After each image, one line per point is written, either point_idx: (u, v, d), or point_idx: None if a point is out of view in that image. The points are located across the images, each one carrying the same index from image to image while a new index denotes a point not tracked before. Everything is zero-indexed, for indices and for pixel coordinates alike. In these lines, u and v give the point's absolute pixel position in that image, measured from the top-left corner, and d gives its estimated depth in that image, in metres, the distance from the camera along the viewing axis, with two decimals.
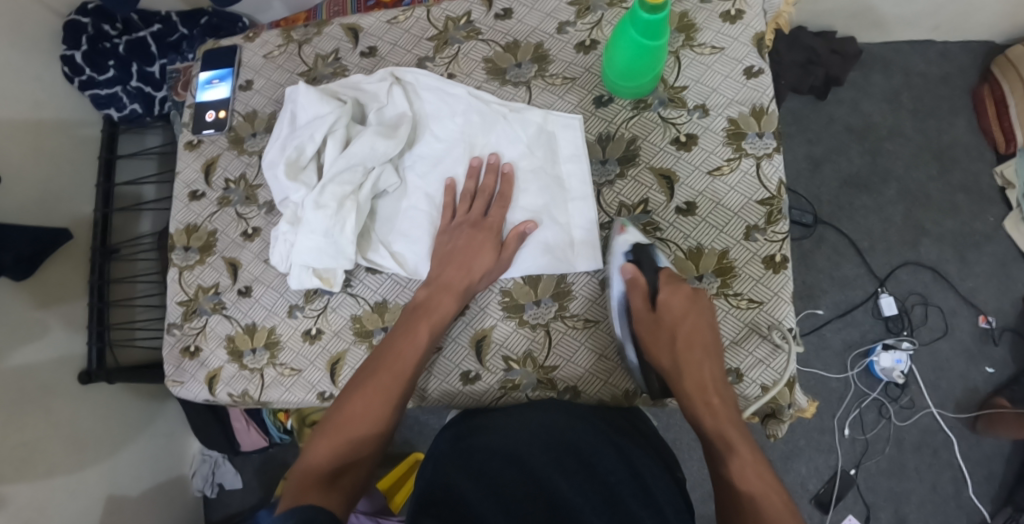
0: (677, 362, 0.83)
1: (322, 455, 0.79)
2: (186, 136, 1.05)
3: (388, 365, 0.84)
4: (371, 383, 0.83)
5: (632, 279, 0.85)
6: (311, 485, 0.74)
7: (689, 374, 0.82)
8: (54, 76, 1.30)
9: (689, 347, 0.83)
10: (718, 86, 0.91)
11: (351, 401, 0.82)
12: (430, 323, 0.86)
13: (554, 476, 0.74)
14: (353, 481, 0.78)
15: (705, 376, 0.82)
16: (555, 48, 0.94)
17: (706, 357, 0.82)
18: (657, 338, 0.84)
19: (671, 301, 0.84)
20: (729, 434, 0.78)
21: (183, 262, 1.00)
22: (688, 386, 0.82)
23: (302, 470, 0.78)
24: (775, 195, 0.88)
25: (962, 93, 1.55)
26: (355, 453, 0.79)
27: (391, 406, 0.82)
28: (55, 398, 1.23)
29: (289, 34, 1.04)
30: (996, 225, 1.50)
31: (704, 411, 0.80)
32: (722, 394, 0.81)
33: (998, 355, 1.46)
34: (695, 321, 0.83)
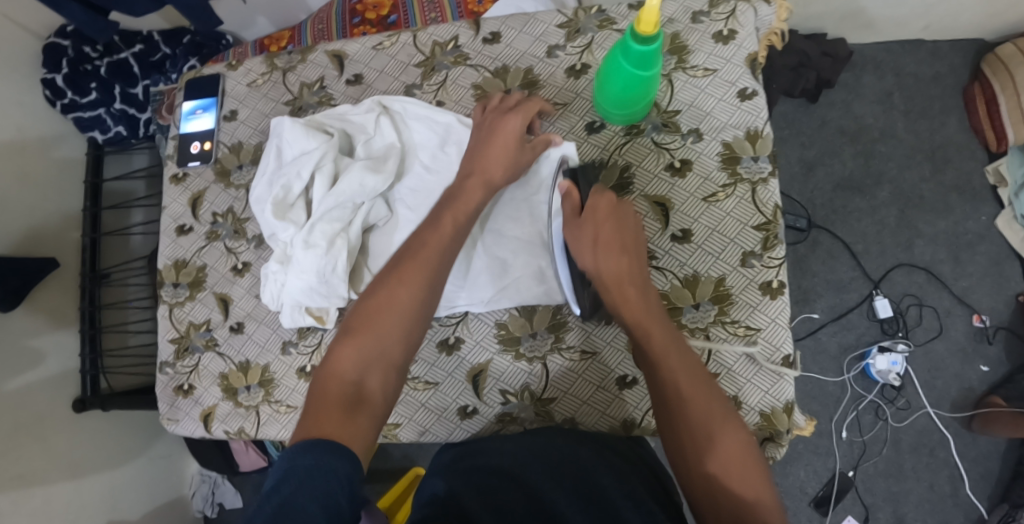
0: (598, 263, 0.80)
1: (347, 357, 0.73)
2: (172, 169, 1.03)
3: (412, 257, 0.79)
4: (395, 274, 0.78)
5: (564, 192, 0.82)
6: (333, 400, 0.69)
7: (612, 277, 0.79)
8: (35, 99, 1.27)
9: (609, 249, 0.80)
10: (712, 109, 0.90)
11: (374, 294, 0.77)
12: (454, 213, 0.82)
13: (554, 495, 0.73)
14: (379, 388, 0.72)
15: (624, 273, 0.79)
16: (545, 72, 0.93)
17: (625, 258, 0.80)
18: (580, 238, 0.80)
19: (599, 205, 0.82)
20: (656, 335, 0.76)
21: (173, 299, 0.99)
22: (610, 285, 0.79)
23: (326, 374, 0.72)
24: (770, 220, 0.87)
25: (953, 92, 1.54)
26: (384, 352, 0.74)
27: (419, 295, 0.77)
28: (50, 429, 1.21)
29: (273, 61, 1.02)
30: (989, 224, 1.50)
31: (629, 310, 0.77)
32: (641, 291, 0.79)
33: (992, 354, 1.47)
34: (619, 224, 0.81)
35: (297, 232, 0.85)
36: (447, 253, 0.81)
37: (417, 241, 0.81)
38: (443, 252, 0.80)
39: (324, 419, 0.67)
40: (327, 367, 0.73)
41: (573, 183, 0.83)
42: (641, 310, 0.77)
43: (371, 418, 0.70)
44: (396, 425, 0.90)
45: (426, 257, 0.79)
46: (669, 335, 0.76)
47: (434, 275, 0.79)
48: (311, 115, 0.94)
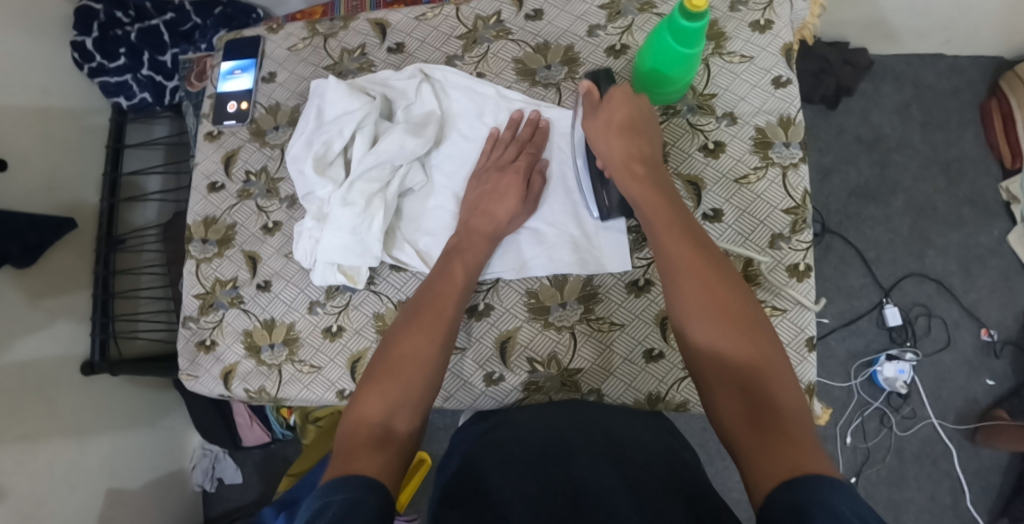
0: (609, 144, 0.82)
1: (373, 403, 0.72)
2: (207, 127, 1.04)
3: (430, 304, 0.81)
4: (415, 324, 0.79)
5: (586, 92, 0.86)
6: (363, 445, 0.67)
7: (623, 157, 0.81)
8: (64, 62, 1.29)
9: (621, 127, 0.82)
10: (746, 94, 0.92)
11: (395, 342, 0.78)
12: (465, 261, 0.84)
13: (582, 471, 0.73)
14: (407, 431, 0.71)
15: (637, 149, 0.81)
16: (585, 50, 0.94)
17: (637, 135, 0.82)
18: (595, 125, 0.84)
19: (614, 95, 0.84)
20: (662, 207, 0.77)
21: (200, 255, 1.00)
22: (619, 161, 0.81)
23: (351, 426, 0.70)
24: (799, 205, 0.88)
25: (969, 107, 1.57)
26: (407, 396, 0.73)
27: (437, 344, 0.78)
28: (57, 390, 1.21)
29: (314, 26, 1.04)
30: (1000, 239, 1.52)
31: (638, 185, 0.79)
32: (649, 167, 0.81)
33: (999, 368, 1.48)
34: (632, 110, 0.83)
35: (334, 190, 0.87)
36: (462, 300, 0.82)
37: (433, 285, 0.82)
38: (458, 297, 0.82)
39: (359, 457, 0.66)
40: (354, 411, 0.72)
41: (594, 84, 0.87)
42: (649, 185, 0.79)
43: (398, 458, 0.68)
44: None
45: (444, 306, 0.81)
46: (674, 207, 0.77)
47: (450, 325, 0.80)
48: (352, 79, 0.96)
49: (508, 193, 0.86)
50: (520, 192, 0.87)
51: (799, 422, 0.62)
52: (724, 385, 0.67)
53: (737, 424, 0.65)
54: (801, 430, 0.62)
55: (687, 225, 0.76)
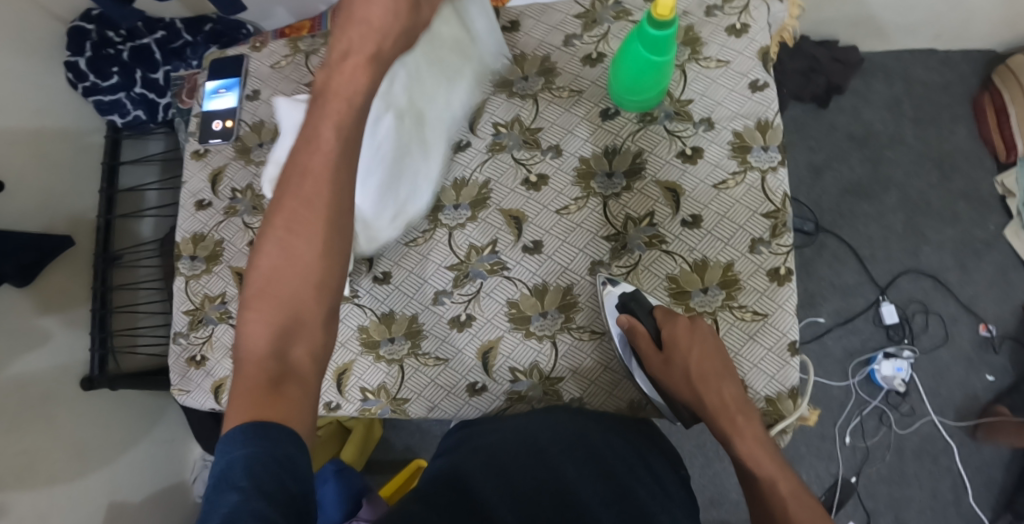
0: (696, 395, 0.81)
1: (256, 339, 0.67)
2: (193, 145, 1.06)
3: (299, 206, 0.71)
4: (285, 231, 0.71)
5: (632, 327, 0.83)
6: (253, 390, 0.64)
7: (714, 403, 0.80)
8: (57, 82, 1.31)
9: (705, 376, 0.81)
10: (723, 99, 0.92)
11: (266, 247, 0.71)
12: (335, 121, 0.73)
13: (567, 469, 0.73)
14: (305, 355, 0.68)
15: (726, 397, 0.80)
16: (562, 60, 0.95)
17: (724, 381, 0.81)
18: (673, 374, 0.83)
19: (677, 334, 0.83)
20: (756, 451, 0.78)
21: (189, 271, 1.01)
22: (716, 411, 0.80)
23: (243, 365, 0.67)
24: (779, 208, 0.89)
25: (962, 102, 1.56)
26: (294, 321, 0.68)
27: (314, 248, 0.70)
28: (56, 405, 1.23)
29: (296, 44, 1.05)
30: (996, 233, 1.51)
31: (733, 435, 0.78)
32: (744, 412, 0.80)
33: (998, 363, 1.47)
34: (704, 347, 0.82)
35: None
36: (338, 180, 0.72)
37: (302, 190, 0.72)
38: (328, 163, 0.72)
39: (256, 405, 0.63)
40: (239, 350, 0.68)
41: (635, 315, 0.84)
42: (749, 432, 0.78)
43: (299, 390, 0.65)
44: (406, 400, 0.90)
45: (315, 201, 0.71)
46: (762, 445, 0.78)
47: (323, 220, 0.71)
48: None
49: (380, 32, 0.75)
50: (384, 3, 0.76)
51: None
52: None
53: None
54: None
55: (775, 461, 0.77)
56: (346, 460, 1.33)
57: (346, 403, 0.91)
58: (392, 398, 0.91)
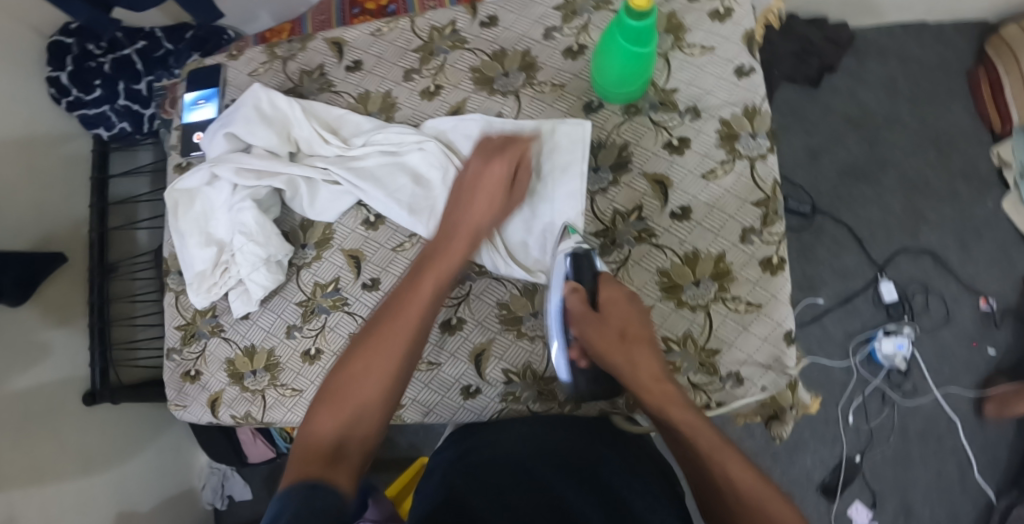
0: (631, 358, 0.78)
1: (323, 424, 0.70)
2: (175, 159, 1.05)
3: (387, 323, 0.77)
4: (369, 336, 0.77)
5: (570, 291, 0.82)
6: (316, 462, 0.65)
7: (643, 371, 0.77)
8: (41, 96, 1.30)
9: (638, 341, 0.80)
10: (709, 87, 0.90)
11: (354, 359, 0.75)
12: (437, 276, 0.81)
13: (551, 477, 0.71)
14: (362, 449, 0.69)
15: (654, 366, 0.78)
16: (543, 55, 0.93)
17: (653, 351, 0.79)
18: (604, 332, 0.80)
19: (613, 297, 0.82)
20: (692, 420, 0.74)
21: (178, 286, 1.02)
22: (649, 380, 0.77)
23: (302, 446, 0.68)
24: (769, 196, 0.87)
25: (956, 76, 1.54)
26: (360, 412, 0.71)
27: (399, 355, 0.76)
28: (59, 422, 1.22)
29: (273, 50, 1.04)
30: (995, 208, 1.49)
31: (667, 405, 0.75)
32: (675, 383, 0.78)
33: (1000, 338, 1.46)
34: (638, 316, 0.82)
35: (218, 213, 0.96)
36: (427, 315, 0.79)
37: (385, 317, 0.78)
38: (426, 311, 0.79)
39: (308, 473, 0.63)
40: (304, 435, 0.69)
41: (580, 283, 0.83)
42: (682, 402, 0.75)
43: (354, 474, 0.66)
44: (401, 407, 0.90)
45: (401, 326, 0.77)
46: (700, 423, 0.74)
47: (410, 332, 0.77)
48: (254, 101, 0.95)
49: (484, 200, 0.84)
50: (496, 205, 0.84)
51: None
52: None
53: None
54: None
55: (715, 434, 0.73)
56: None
57: None
58: None
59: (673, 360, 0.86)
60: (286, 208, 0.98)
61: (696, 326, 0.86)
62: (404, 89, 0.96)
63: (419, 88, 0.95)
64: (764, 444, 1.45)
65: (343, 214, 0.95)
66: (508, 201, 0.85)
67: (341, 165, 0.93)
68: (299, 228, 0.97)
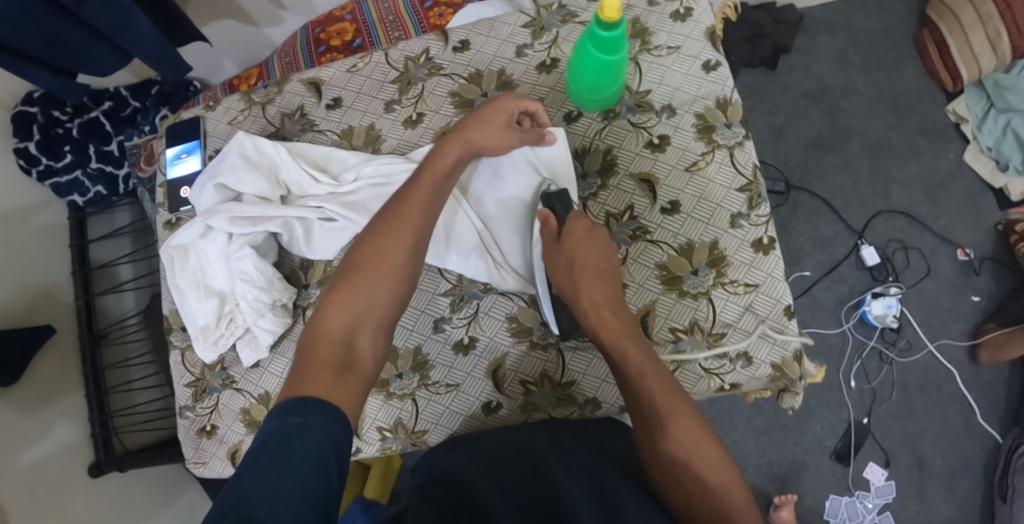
0: (576, 286, 0.82)
1: (335, 318, 0.74)
2: (164, 216, 1.05)
3: (396, 214, 0.80)
4: (379, 229, 0.80)
5: (543, 219, 0.85)
6: (325, 364, 0.70)
7: (587, 299, 0.81)
8: (11, 170, 1.29)
9: (587, 272, 0.82)
10: (680, 84, 0.94)
11: (363, 252, 0.78)
12: (437, 172, 0.83)
13: (550, 461, 0.77)
14: (367, 347, 0.74)
15: (600, 296, 0.82)
16: (517, 71, 0.96)
17: (601, 282, 0.82)
18: (558, 263, 0.83)
19: (578, 228, 0.84)
20: (631, 352, 0.78)
21: (183, 343, 1.02)
22: (588, 307, 0.81)
23: (316, 334, 0.73)
24: (751, 180, 0.91)
25: (904, 42, 1.61)
26: (370, 306, 0.76)
27: (407, 254, 0.79)
28: (72, 495, 1.20)
29: (250, 97, 1.05)
30: (957, 161, 1.56)
31: (606, 332, 0.80)
32: (618, 313, 0.81)
33: (981, 284, 1.52)
34: (593, 248, 0.83)
35: (214, 265, 0.95)
36: (432, 209, 0.82)
37: (394, 210, 0.81)
38: (429, 210, 0.82)
39: (317, 382, 0.68)
40: (316, 323, 0.74)
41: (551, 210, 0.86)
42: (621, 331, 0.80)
43: (360, 377, 0.71)
44: (425, 431, 0.91)
45: (410, 212, 0.80)
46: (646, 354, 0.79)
47: (418, 231, 0.80)
48: (239, 148, 0.95)
49: (490, 123, 0.86)
50: (499, 133, 0.86)
51: None
52: None
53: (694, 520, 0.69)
54: None
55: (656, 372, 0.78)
56: (370, 497, 1.34)
57: (366, 445, 0.91)
58: (411, 432, 0.91)
59: (683, 349, 0.88)
60: (283, 251, 0.99)
61: (700, 313, 0.89)
62: (387, 120, 0.98)
63: (401, 118, 0.98)
64: (773, 418, 1.49)
65: (342, 250, 0.96)
66: (513, 132, 0.87)
67: (334, 202, 0.93)
68: (299, 269, 0.98)
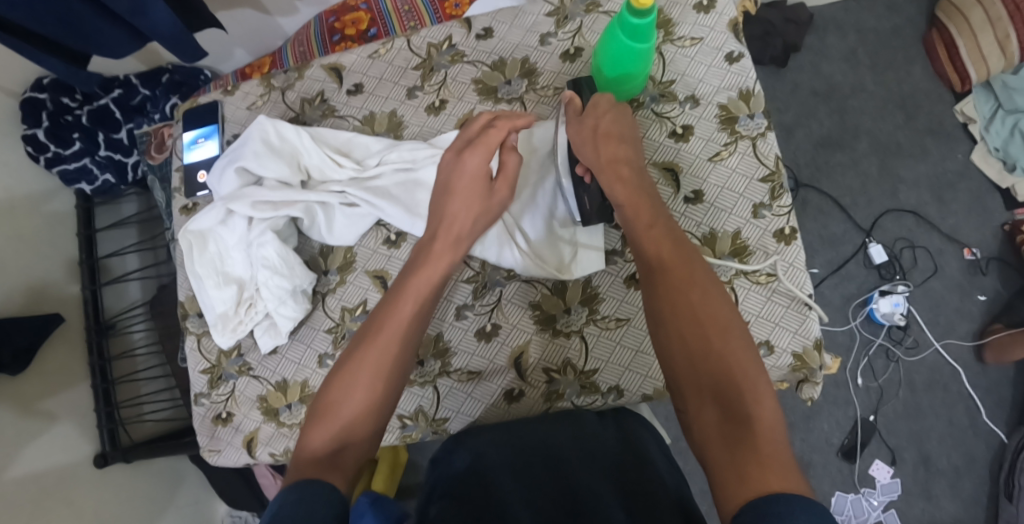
0: (597, 149, 0.84)
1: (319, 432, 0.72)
2: (181, 201, 1.04)
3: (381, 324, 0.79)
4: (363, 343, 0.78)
5: (569, 99, 0.88)
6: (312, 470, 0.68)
7: (608, 156, 0.83)
8: (19, 157, 1.28)
9: (609, 137, 0.84)
10: (704, 75, 0.94)
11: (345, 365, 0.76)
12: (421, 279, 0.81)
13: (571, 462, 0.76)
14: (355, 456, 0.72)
15: (621, 156, 0.84)
16: (542, 60, 0.96)
17: (623, 144, 0.84)
18: (582, 130, 0.85)
19: (600, 102, 0.86)
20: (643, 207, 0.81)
21: (199, 329, 1.01)
22: (605, 163, 0.83)
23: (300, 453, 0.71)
24: (774, 171, 0.91)
25: (912, 42, 1.63)
26: (356, 419, 0.74)
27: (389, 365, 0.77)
28: (78, 488, 1.19)
29: (269, 82, 1.04)
30: (965, 161, 1.57)
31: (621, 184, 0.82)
32: (635, 170, 0.84)
33: (988, 284, 1.53)
34: (618, 119, 0.85)
35: (233, 252, 0.95)
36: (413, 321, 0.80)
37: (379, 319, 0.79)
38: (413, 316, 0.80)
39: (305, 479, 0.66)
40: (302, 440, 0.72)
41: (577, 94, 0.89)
42: (636, 188, 0.82)
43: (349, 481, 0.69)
44: (446, 419, 0.91)
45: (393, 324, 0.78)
46: (661, 218, 0.80)
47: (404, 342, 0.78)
48: (258, 133, 0.94)
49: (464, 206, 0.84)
50: (476, 211, 0.85)
51: (775, 446, 0.63)
52: (700, 398, 0.69)
53: (711, 440, 0.66)
54: (773, 445, 0.63)
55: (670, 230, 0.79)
56: (378, 491, 1.32)
57: (386, 433, 0.90)
58: (432, 420, 0.91)
59: None
60: (303, 236, 0.98)
61: None
62: (409, 107, 0.98)
63: (424, 104, 0.97)
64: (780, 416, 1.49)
65: (363, 236, 0.96)
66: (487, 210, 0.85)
67: (357, 186, 0.93)
68: (319, 255, 0.97)
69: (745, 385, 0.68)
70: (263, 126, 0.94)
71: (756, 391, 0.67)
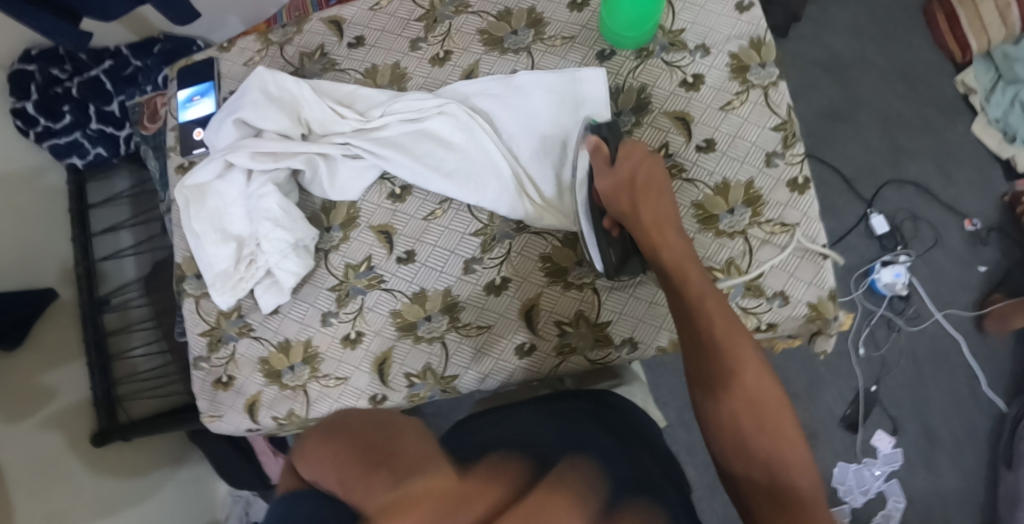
0: (634, 206, 0.80)
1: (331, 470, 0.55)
2: (175, 160, 1.01)
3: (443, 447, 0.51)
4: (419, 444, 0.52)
5: (594, 148, 0.82)
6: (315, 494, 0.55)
7: (648, 214, 0.80)
8: (9, 131, 1.23)
9: (647, 191, 0.81)
10: (714, 24, 0.92)
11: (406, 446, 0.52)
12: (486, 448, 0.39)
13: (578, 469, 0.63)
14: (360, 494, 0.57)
15: (662, 213, 0.80)
16: (549, 10, 0.94)
17: (661, 201, 0.81)
18: (616, 185, 0.81)
19: (631, 151, 0.82)
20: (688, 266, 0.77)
21: (197, 290, 0.98)
22: (645, 224, 0.80)
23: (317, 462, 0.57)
24: (786, 120, 0.90)
25: (914, 13, 1.63)
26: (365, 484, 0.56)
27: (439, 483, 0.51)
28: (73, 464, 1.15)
29: (267, 37, 1.02)
30: (966, 131, 1.57)
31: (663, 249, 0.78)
32: (672, 229, 0.80)
33: (989, 255, 1.52)
34: (654, 172, 0.82)
35: (232, 207, 0.92)
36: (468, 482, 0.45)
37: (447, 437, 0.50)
38: None
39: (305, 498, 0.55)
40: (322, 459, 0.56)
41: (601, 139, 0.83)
42: (676, 248, 0.78)
43: None
44: (455, 376, 0.88)
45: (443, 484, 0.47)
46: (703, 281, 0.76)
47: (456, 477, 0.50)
48: (257, 84, 0.91)
49: None
50: None
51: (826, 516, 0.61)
52: (745, 459, 0.66)
53: (756, 499, 0.64)
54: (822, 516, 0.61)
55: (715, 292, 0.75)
56: None
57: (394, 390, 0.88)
58: (442, 378, 0.88)
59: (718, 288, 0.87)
60: (304, 192, 0.96)
61: (737, 253, 0.87)
62: (413, 58, 0.95)
63: (428, 56, 0.95)
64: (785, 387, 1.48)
65: (366, 191, 0.94)
66: None
67: (361, 138, 0.91)
68: (321, 211, 0.95)
69: (790, 461, 0.65)
70: (261, 77, 0.91)
71: (800, 464, 0.65)
